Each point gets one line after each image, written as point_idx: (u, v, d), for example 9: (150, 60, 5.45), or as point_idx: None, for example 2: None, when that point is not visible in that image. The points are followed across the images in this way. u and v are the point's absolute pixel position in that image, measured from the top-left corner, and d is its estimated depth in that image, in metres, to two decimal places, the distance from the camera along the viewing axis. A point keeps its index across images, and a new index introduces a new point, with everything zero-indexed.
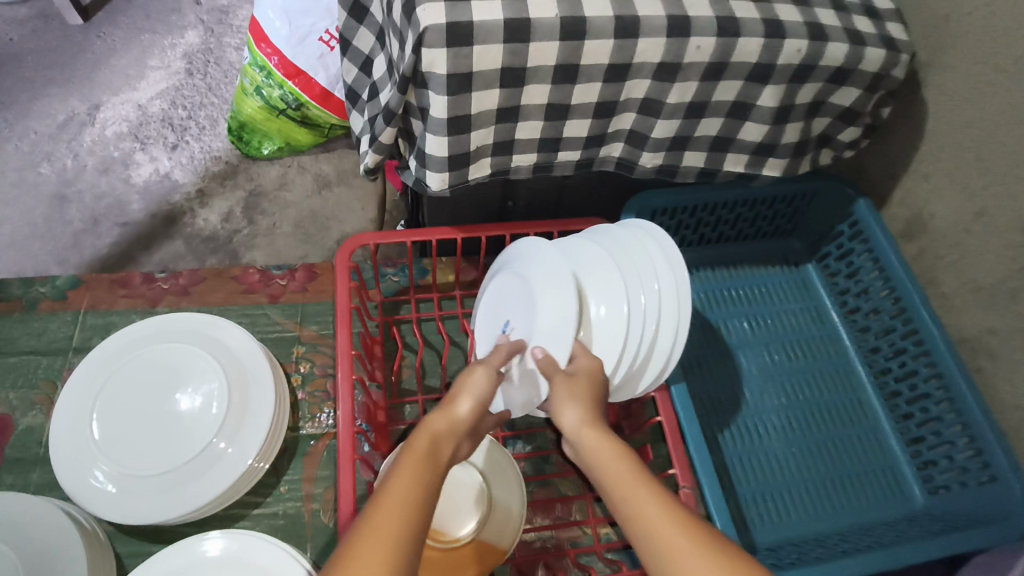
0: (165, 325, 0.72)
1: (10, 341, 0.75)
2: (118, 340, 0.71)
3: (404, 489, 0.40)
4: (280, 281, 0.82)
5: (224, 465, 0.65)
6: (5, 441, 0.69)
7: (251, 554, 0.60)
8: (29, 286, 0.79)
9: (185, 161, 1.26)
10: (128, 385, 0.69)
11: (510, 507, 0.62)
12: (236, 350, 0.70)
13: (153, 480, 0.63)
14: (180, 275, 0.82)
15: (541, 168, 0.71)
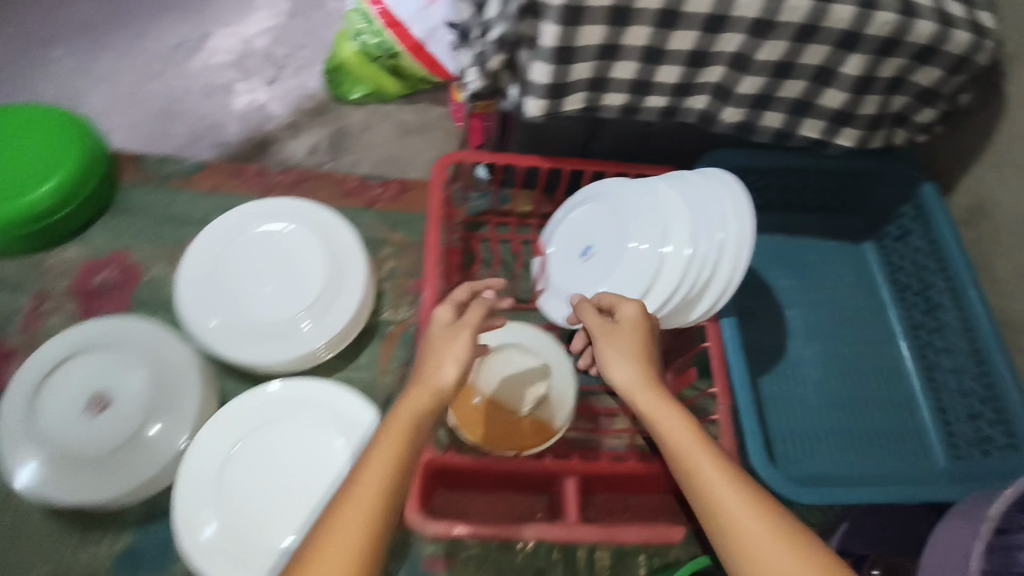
0: (294, 205, 0.79)
1: (143, 206, 0.86)
2: (254, 204, 0.79)
3: (375, 474, 0.45)
4: (376, 190, 0.91)
5: (299, 339, 0.74)
6: (133, 286, 0.80)
7: (339, 404, 0.69)
8: (163, 163, 0.89)
9: (284, 93, 1.18)
10: (248, 245, 0.77)
11: (564, 395, 0.70)
12: (342, 249, 0.78)
13: (244, 330, 0.73)
14: (291, 172, 0.91)
15: (629, 110, 0.78)
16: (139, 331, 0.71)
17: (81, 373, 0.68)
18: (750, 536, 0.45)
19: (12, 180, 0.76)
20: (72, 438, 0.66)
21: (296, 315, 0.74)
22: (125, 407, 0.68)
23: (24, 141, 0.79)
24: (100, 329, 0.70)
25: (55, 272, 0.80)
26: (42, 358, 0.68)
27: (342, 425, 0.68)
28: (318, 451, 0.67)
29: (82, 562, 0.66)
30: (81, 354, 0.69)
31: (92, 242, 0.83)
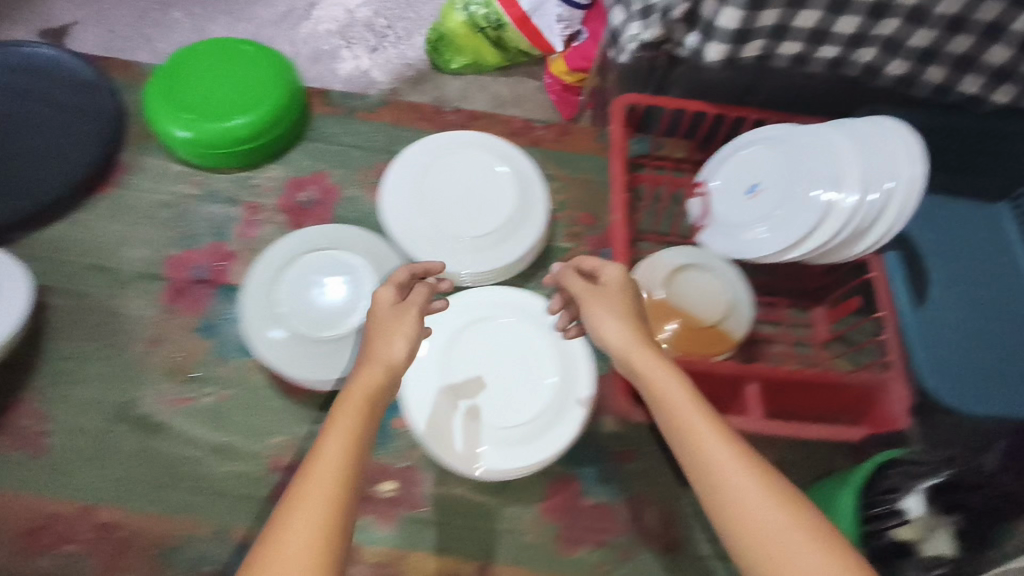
0: (505, 148, 0.86)
1: (334, 134, 0.94)
2: (471, 138, 0.87)
3: (334, 446, 0.49)
4: (541, 131, 0.98)
5: (462, 258, 0.80)
6: (334, 202, 0.88)
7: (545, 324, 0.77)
8: (349, 97, 0.97)
9: (385, 63, 1.16)
10: (453, 168, 0.84)
11: (745, 312, 0.76)
12: (532, 199, 0.84)
13: (428, 236, 0.81)
14: (463, 112, 0.98)
15: (797, 59, 0.84)
16: (368, 242, 0.79)
17: (314, 268, 0.76)
18: (739, 482, 0.49)
19: (240, 101, 0.86)
20: (309, 324, 0.73)
21: (467, 237, 0.81)
22: (351, 304, 0.75)
23: (243, 70, 0.89)
24: (327, 232, 0.79)
25: (263, 187, 0.88)
26: (281, 250, 0.77)
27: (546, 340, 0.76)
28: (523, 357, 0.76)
29: (314, 435, 0.74)
30: (313, 251, 0.77)
31: (293, 163, 0.91)
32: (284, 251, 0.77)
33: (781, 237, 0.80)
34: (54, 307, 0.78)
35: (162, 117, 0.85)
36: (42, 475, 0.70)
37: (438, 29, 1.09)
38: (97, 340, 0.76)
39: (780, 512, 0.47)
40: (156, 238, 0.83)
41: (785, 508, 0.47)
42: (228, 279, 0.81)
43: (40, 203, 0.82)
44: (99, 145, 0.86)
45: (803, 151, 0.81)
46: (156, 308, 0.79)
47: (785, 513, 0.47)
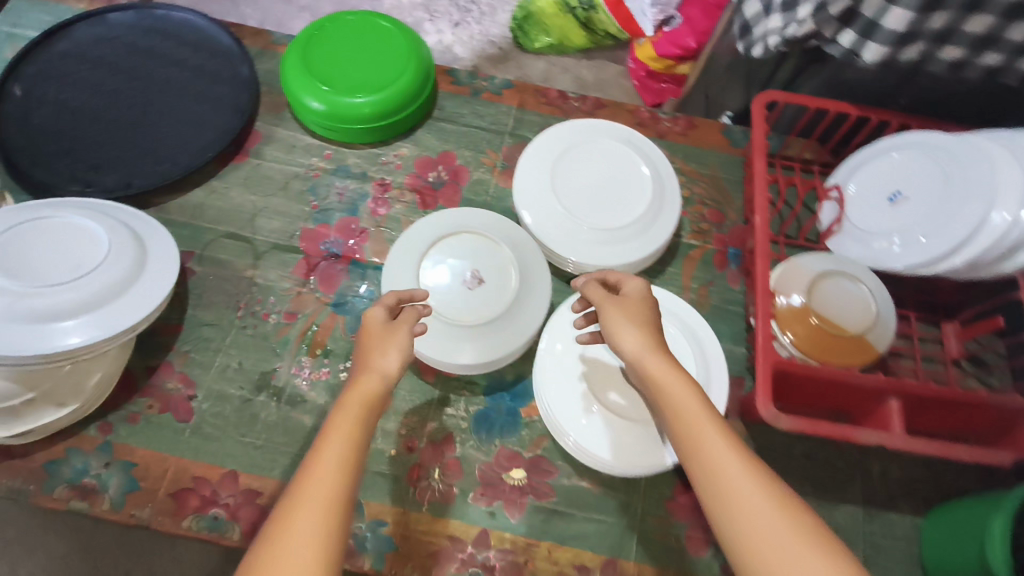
0: (649, 151, 0.85)
1: (460, 114, 0.93)
2: (618, 133, 0.86)
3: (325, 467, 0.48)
4: (667, 123, 0.96)
5: (574, 246, 0.79)
6: (462, 184, 0.88)
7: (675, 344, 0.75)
8: (475, 78, 0.96)
9: (464, 38, 1.67)
10: (592, 158, 0.83)
11: (886, 330, 0.72)
12: (662, 210, 0.82)
13: (550, 217, 0.80)
14: (588, 99, 0.96)
15: (956, 66, 0.79)
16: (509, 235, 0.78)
17: (453, 253, 0.77)
18: (758, 511, 0.45)
19: (376, 77, 0.87)
20: (448, 307, 0.74)
21: (584, 228, 0.79)
22: (489, 290, 0.75)
23: (378, 46, 0.89)
24: (464, 217, 0.79)
25: (393, 164, 0.88)
26: (421, 231, 0.77)
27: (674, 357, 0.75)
28: None
29: (447, 418, 0.74)
30: (452, 235, 0.77)
31: (421, 142, 0.90)
32: (423, 232, 0.77)
33: (926, 248, 0.76)
34: (195, 273, 0.80)
35: (298, 85, 0.86)
36: (188, 436, 0.71)
37: (529, 9, 1.58)
38: (236, 308, 0.78)
39: (809, 546, 0.43)
40: (290, 209, 0.84)
41: (809, 541, 0.43)
42: (360, 256, 0.82)
43: (182, 169, 0.83)
44: (237, 116, 0.88)
45: (956, 163, 0.76)
46: (291, 280, 0.80)
47: (794, 525, 0.44)
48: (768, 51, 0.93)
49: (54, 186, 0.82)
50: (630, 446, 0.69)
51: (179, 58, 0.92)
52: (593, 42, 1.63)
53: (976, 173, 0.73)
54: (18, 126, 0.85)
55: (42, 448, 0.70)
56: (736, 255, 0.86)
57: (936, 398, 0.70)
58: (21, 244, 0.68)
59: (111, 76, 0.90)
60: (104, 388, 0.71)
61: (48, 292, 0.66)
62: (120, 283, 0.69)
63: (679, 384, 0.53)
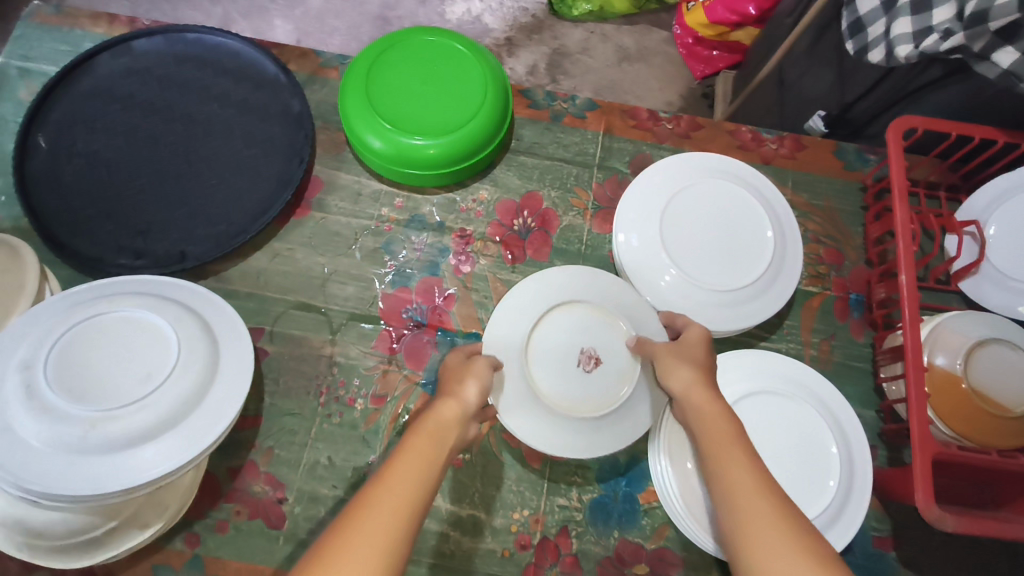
0: (770, 196, 0.76)
1: (540, 144, 0.82)
2: (738, 174, 0.76)
3: (413, 464, 0.46)
4: (771, 145, 0.84)
5: (670, 297, 0.70)
6: (552, 232, 0.78)
7: (810, 427, 0.66)
8: (554, 99, 0.85)
9: (495, 7, 1.58)
10: (704, 203, 0.74)
11: None
12: (783, 267, 0.73)
13: (652, 265, 0.71)
14: (681, 120, 0.85)
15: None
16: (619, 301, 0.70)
17: (563, 329, 0.69)
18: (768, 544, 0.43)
19: (447, 115, 0.76)
20: (567, 398, 0.67)
21: (678, 275, 0.71)
22: (607, 370, 0.68)
23: (449, 73, 0.78)
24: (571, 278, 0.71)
25: (473, 211, 0.79)
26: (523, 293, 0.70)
27: (808, 442, 0.66)
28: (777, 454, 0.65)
29: (559, 509, 0.68)
30: (559, 304, 0.70)
31: (501, 182, 0.80)
32: (527, 299, 0.69)
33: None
34: (268, 353, 0.72)
35: (359, 122, 0.75)
36: (282, 545, 0.65)
37: None
38: (318, 392, 0.71)
39: None
40: (363, 271, 0.76)
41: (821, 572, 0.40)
42: (447, 322, 0.74)
43: (241, 233, 0.74)
44: (294, 163, 0.78)
45: None
46: (374, 357, 0.72)
47: None
48: (892, 61, 0.79)
49: (100, 259, 0.73)
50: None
51: (220, 92, 0.81)
52: (637, 7, 1.56)
53: None
54: (48, 186, 0.75)
55: (125, 568, 0.64)
56: (858, 301, 0.78)
57: None
58: (81, 352, 0.60)
59: (145, 119, 0.79)
60: (186, 498, 0.64)
61: (120, 415, 0.58)
62: (196, 391, 0.62)
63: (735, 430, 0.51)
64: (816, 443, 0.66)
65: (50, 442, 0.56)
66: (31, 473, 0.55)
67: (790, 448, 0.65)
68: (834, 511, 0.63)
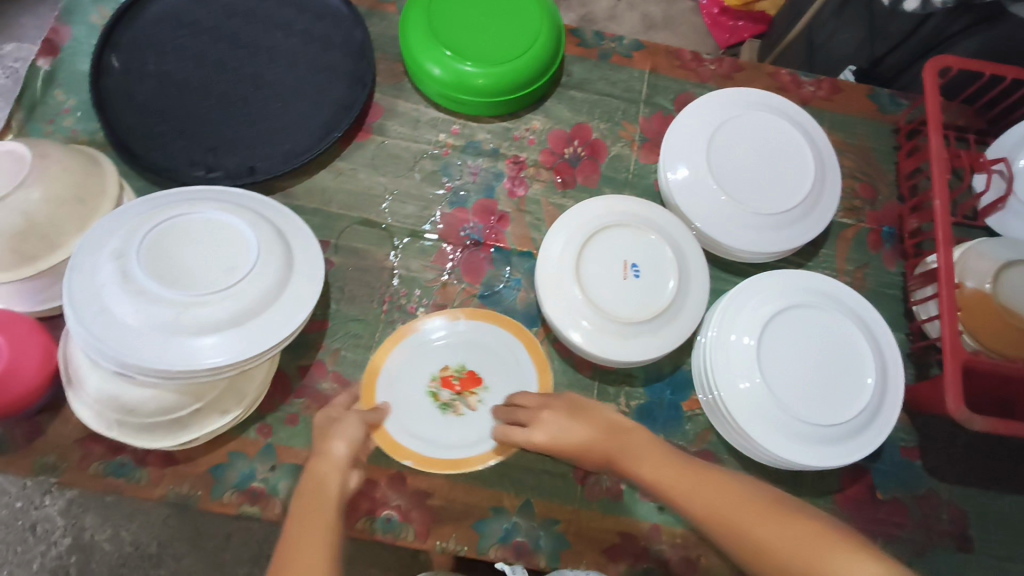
0: (807, 129, 0.80)
1: (589, 81, 0.86)
2: (775, 107, 0.80)
3: (314, 532, 0.48)
4: (809, 87, 0.88)
5: (717, 221, 0.75)
6: (601, 161, 0.82)
7: (845, 337, 0.71)
8: (603, 39, 0.88)
9: None
10: (744, 135, 0.78)
11: None
12: (821, 192, 0.77)
13: (700, 193, 0.75)
14: (723, 62, 0.89)
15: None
16: (665, 228, 0.75)
17: (593, 250, 0.72)
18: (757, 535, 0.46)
19: (506, 45, 0.79)
20: (605, 298, 0.71)
21: (724, 200, 0.74)
22: (645, 294, 0.71)
23: (505, 6, 0.81)
24: (589, 209, 0.75)
25: (526, 140, 0.83)
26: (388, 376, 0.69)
27: (844, 351, 0.70)
28: (817, 370, 0.69)
29: None
30: (592, 235, 0.73)
31: (552, 114, 0.84)
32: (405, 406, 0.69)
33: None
34: (334, 264, 0.76)
35: (423, 51, 0.78)
36: None
37: None
38: (381, 301, 0.75)
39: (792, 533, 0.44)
40: (421, 191, 0.79)
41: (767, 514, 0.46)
42: (502, 241, 0.78)
43: (307, 151, 0.78)
44: (357, 88, 0.82)
45: None
46: (433, 271, 0.76)
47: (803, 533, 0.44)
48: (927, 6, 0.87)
49: (174, 170, 0.76)
50: (791, 430, 0.66)
51: (284, 21, 0.84)
52: None
53: None
54: (124, 103, 0.79)
55: (202, 454, 0.68)
56: (890, 233, 0.82)
57: None
58: (169, 244, 0.64)
59: (213, 43, 0.82)
60: (262, 389, 0.68)
61: (209, 301, 0.62)
62: (275, 286, 0.66)
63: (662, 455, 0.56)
64: (851, 353, 0.70)
65: (145, 322, 0.60)
66: (130, 349, 0.59)
67: (828, 354, 0.70)
68: (872, 408, 0.68)
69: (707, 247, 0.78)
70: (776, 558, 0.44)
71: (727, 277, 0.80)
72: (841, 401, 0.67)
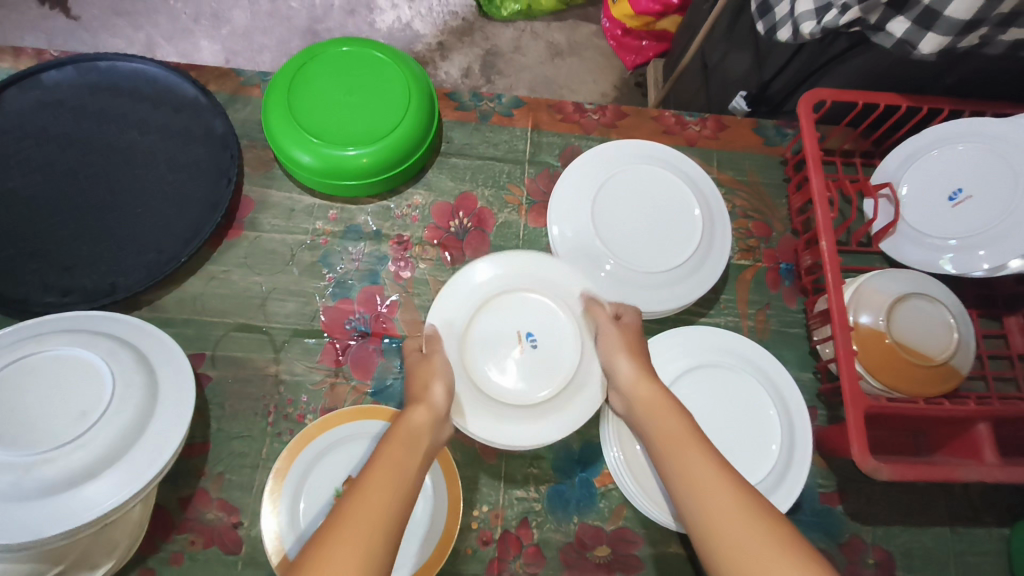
0: (694, 174, 0.79)
1: (470, 146, 0.83)
2: (661, 157, 0.79)
3: (400, 449, 0.54)
4: (694, 127, 0.87)
5: (608, 282, 0.72)
6: (489, 230, 0.80)
7: (750, 396, 0.69)
8: (480, 99, 0.85)
9: (424, 12, 1.58)
10: (628, 192, 0.76)
11: (962, 363, 0.69)
12: (714, 242, 0.76)
13: (589, 255, 0.73)
14: (606, 110, 0.87)
15: (1016, 45, 0.71)
16: (554, 282, 0.71)
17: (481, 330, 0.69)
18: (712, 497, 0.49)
19: (373, 122, 0.75)
20: (500, 380, 0.67)
21: (612, 261, 0.72)
22: (545, 360, 0.68)
23: (372, 81, 0.78)
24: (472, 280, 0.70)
25: (409, 217, 0.79)
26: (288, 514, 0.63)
27: (749, 411, 0.68)
28: (721, 436, 0.67)
29: (519, 502, 0.69)
30: (479, 311, 0.69)
31: (434, 185, 0.81)
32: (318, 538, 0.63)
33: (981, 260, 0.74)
34: (211, 378, 0.71)
35: (285, 138, 0.74)
36: (241, 570, 0.64)
37: None
38: (266, 412, 0.70)
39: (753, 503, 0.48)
40: (301, 286, 0.75)
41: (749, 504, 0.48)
42: (391, 329, 0.74)
43: (172, 260, 0.73)
44: (222, 184, 0.77)
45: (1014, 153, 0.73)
46: (321, 371, 0.72)
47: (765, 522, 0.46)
48: (797, 37, 0.84)
49: (25, 298, 0.70)
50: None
51: (139, 118, 0.79)
52: (564, 3, 1.58)
53: None
54: None
55: None
56: (788, 270, 0.81)
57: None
58: (10, 396, 0.58)
59: (62, 152, 0.77)
60: (137, 533, 0.63)
61: (57, 457, 0.57)
62: (137, 423, 0.61)
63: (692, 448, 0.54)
64: (756, 413, 0.68)
65: None
66: None
67: (732, 420, 0.68)
68: (778, 470, 0.66)
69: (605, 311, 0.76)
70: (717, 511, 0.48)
71: None
72: (745, 468, 0.66)
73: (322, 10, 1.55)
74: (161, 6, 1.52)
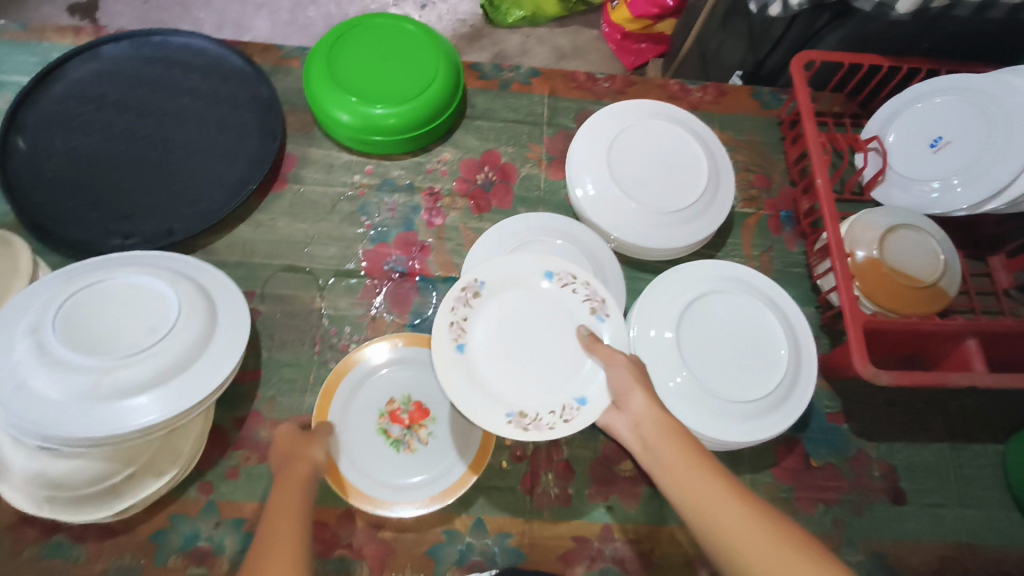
0: (698, 126, 0.86)
1: (492, 110, 0.91)
2: (667, 112, 0.87)
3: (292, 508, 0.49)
4: (696, 94, 0.95)
5: (632, 225, 0.79)
6: (513, 182, 0.87)
7: (756, 313, 0.76)
8: (500, 69, 0.93)
9: (435, 19, 1.68)
10: (640, 144, 0.83)
11: (947, 284, 0.76)
12: (720, 183, 0.83)
13: (614, 202, 0.79)
14: (615, 79, 0.95)
15: (982, 7, 0.78)
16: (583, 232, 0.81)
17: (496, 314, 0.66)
18: (718, 509, 0.47)
19: (407, 83, 0.83)
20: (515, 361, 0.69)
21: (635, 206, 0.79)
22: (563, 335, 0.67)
23: (404, 48, 0.86)
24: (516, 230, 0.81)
25: (439, 171, 0.86)
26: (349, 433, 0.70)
27: (757, 326, 0.75)
28: (734, 350, 0.74)
29: None
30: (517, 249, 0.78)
31: (460, 144, 0.88)
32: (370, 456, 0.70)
33: (962, 197, 0.80)
34: (261, 313, 0.77)
35: (327, 98, 0.81)
36: None
37: None
38: (314, 342, 0.76)
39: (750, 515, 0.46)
40: (342, 233, 0.82)
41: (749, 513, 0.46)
42: (426, 270, 0.81)
43: (225, 207, 0.80)
44: (267, 142, 0.84)
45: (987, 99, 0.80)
46: (362, 307, 0.78)
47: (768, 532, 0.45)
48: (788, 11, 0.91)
49: (90, 242, 0.76)
50: (712, 409, 0.70)
51: (190, 86, 0.86)
52: (566, 9, 1.68)
53: (1008, 111, 0.77)
54: (32, 183, 0.78)
55: (144, 520, 0.67)
56: (788, 218, 0.89)
57: (1013, 331, 0.72)
58: (87, 315, 0.64)
59: (120, 115, 0.83)
60: (198, 448, 0.68)
61: (133, 362, 0.62)
62: (201, 340, 0.66)
63: (696, 471, 0.50)
64: (766, 329, 0.75)
65: (70, 392, 0.59)
66: (51, 423, 0.58)
67: (744, 335, 0.75)
68: (791, 376, 0.72)
69: (626, 253, 0.82)
70: (728, 531, 0.46)
71: (644, 276, 0.85)
72: (761, 377, 0.72)
73: (338, 17, 1.65)
74: (185, 15, 1.60)
